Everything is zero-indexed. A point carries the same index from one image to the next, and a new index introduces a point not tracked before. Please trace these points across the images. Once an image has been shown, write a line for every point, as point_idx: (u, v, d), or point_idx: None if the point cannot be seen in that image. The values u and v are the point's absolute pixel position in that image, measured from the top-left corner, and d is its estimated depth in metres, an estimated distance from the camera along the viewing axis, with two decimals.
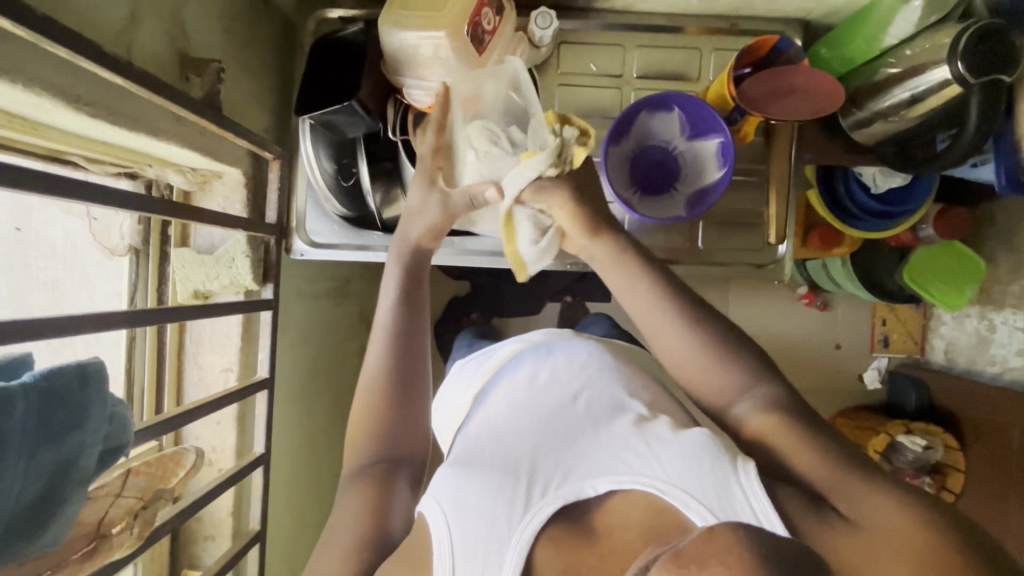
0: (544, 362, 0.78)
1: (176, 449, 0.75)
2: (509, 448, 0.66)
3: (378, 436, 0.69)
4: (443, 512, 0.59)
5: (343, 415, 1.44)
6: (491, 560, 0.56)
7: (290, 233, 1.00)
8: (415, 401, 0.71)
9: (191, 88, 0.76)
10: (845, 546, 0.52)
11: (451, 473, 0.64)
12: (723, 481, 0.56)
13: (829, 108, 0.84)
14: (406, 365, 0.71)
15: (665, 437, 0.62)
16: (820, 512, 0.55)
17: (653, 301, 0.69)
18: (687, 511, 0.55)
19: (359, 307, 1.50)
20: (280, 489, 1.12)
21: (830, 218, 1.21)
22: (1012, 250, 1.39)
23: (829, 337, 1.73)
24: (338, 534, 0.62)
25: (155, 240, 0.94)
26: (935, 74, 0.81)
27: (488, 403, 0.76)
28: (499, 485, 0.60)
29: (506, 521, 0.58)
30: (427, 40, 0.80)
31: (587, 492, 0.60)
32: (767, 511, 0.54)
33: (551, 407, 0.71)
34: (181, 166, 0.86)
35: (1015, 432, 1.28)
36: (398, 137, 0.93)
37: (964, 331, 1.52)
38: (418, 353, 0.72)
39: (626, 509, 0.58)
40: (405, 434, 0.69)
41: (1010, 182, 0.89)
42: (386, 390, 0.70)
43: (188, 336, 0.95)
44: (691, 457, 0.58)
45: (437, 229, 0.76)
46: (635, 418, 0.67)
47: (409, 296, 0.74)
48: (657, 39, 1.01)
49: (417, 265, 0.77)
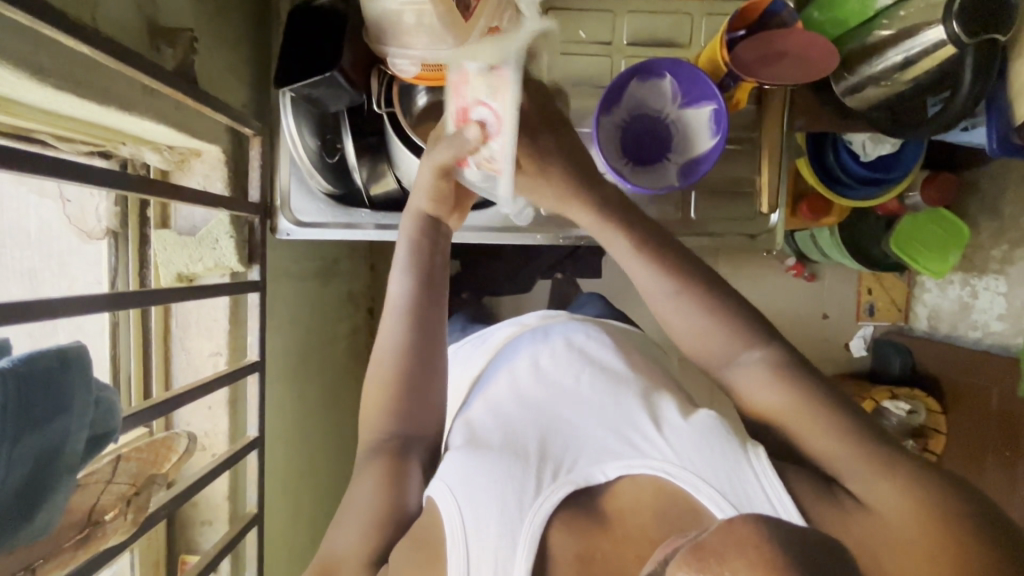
0: (544, 345, 0.79)
1: (166, 435, 0.74)
2: (513, 433, 0.66)
3: (391, 418, 0.70)
4: (454, 499, 0.59)
5: (335, 395, 1.44)
6: (503, 547, 0.56)
7: (274, 212, 0.97)
8: (430, 381, 0.72)
9: (163, 59, 0.72)
10: (840, 519, 0.54)
11: (458, 457, 0.63)
12: (736, 466, 0.57)
13: (817, 73, 0.83)
14: (421, 350, 0.72)
15: (675, 422, 0.63)
16: (827, 496, 0.56)
17: (649, 269, 0.67)
18: (700, 496, 0.56)
19: (346, 287, 1.48)
20: (275, 471, 1.11)
21: (821, 187, 1.25)
22: (995, 215, 1.43)
23: (816, 307, 1.76)
24: (356, 512, 0.64)
25: (134, 221, 0.89)
26: (929, 35, 0.81)
27: (490, 386, 0.76)
28: (508, 471, 0.60)
29: (517, 506, 0.58)
30: (410, 5, 0.76)
31: (597, 477, 0.61)
32: (782, 498, 0.55)
33: (558, 391, 0.71)
34: (157, 144, 0.83)
35: (994, 393, 1.34)
36: (383, 110, 0.90)
37: (947, 297, 1.57)
38: (433, 336, 0.73)
39: (636, 491, 0.59)
40: (417, 416, 0.71)
41: (1001, 145, 0.88)
42: (403, 373, 0.71)
43: (173, 320, 0.92)
44: (702, 442, 0.60)
45: (440, 189, 0.74)
46: (642, 396, 0.68)
47: (424, 277, 0.73)
48: (649, 3, 0.98)
49: (432, 245, 0.75)
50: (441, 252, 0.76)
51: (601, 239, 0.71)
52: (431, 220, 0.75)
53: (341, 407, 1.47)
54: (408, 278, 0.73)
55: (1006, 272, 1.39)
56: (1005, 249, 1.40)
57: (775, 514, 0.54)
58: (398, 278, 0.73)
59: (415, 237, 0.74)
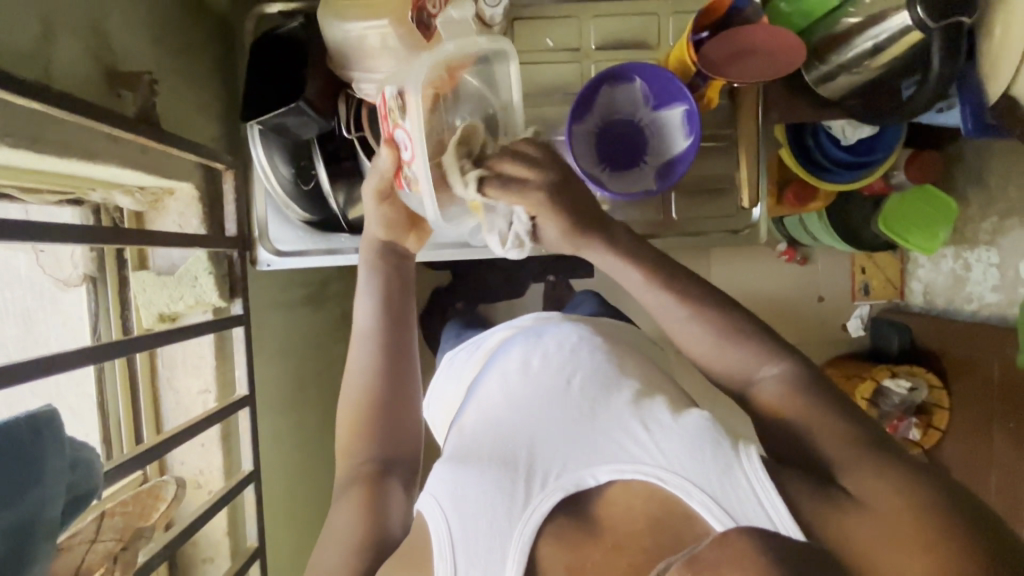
0: (535, 346, 0.76)
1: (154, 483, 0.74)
2: (503, 439, 0.65)
3: (371, 441, 0.72)
4: (442, 513, 0.60)
5: (334, 416, 1.43)
6: (493, 559, 0.57)
7: (254, 244, 0.97)
8: (406, 401, 0.74)
9: (123, 104, 0.71)
10: (841, 522, 0.53)
11: (447, 470, 0.64)
12: (728, 470, 0.56)
13: (778, 73, 0.82)
14: (393, 367, 0.74)
15: (666, 422, 0.62)
16: (826, 495, 0.55)
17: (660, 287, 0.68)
18: (691, 502, 0.56)
19: (338, 307, 1.48)
20: (276, 499, 1.11)
21: (802, 172, 1.25)
22: (982, 187, 1.44)
23: (811, 290, 1.75)
24: (337, 538, 0.65)
25: (112, 265, 0.89)
26: (896, 21, 0.81)
27: (480, 391, 0.74)
28: (497, 481, 0.60)
29: (506, 517, 0.59)
30: (372, 29, 0.77)
31: (587, 481, 0.60)
32: (773, 500, 0.54)
33: (543, 394, 0.69)
34: (127, 186, 0.82)
35: (995, 363, 1.35)
36: (353, 135, 0.88)
37: (941, 271, 1.58)
38: (406, 357, 0.75)
39: (628, 498, 0.59)
40: (394, 437, 0.73)
41: (976, 125, 0.88)
42: (375, 396, 0.73)
43: (160, 361, 0.91)
44: (691, 445, 0.59)
45: (393, 217, 0.74)
46: (633, 398, 0.66)
47: (389, 299, 0.75)
48: (615, 6, 0.98)
49: (389, 266, 0.76)
50: (407, 276, 0.77)
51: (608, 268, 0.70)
52: (385, 247, 0.76)
53: None
54: (376, 298, 0.75)
55: (998, 243, 1.41)
56: (995, 221, 1.41)
57: (770, 524, 0.53)
58: (365, 299, 0.75)
59: (375, 264, 0.75)
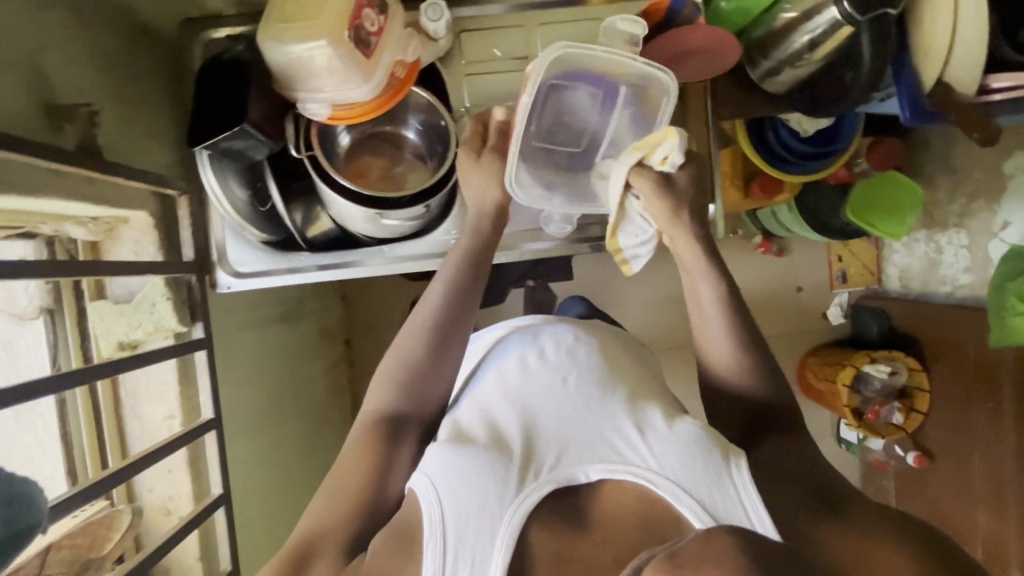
0: (532, 346, 0.74)
1: (106, 513, 0.86)
2: (496, 425, 0.65)
3: (400, 399, 0.72)
4: (435, 493, 0.60)
5: (316, 432, 1.43)
6: (480, 541, 0.58)
7: (212, 267, 0.95)
8: (445, 372, 0.75)
9: (63, 136, 0.71)
10: (815, 532, 0.59)
11: (442, 448, 0.64)
12: (718, 479, 0.60)
13: (721, 68, 0.86)
14: (440, 343, 0.74)
15: (659, 428, 0.64)
16: (813, 510, 0.62)
17: (711, 306, 0.77)
18: (680, 506, 0.59)
19: (316, 323, 1.48)
20: (253, 519, 1.11)
21: (766, 166, 1.25)
22: (948, 171, 1.46)
23: (789, 281, 1.76)
24: (342, 483, 0.67)
25: (68, 296, 0.89)
26: (824, 17, 0.83)
27: (479, 389, 0.72)
28: (489, 465, 0.61)
29: (497, 502, 0.59)
30: (310, 50, 0.77)
31: (579, 478, 0.62)
32: (759, 512, 0.58)
33: (546, 394, 0.67)
34: (79, 217, 0.83)
35: (971, 345, 1.37)
36: (302, 154, 0.89)
37: (915, 256, 1.59)
38: (461, 334, 0.76)
39: (620, 497, 0.61)
40: (421, 402, 0.73)
41: (914, 112, 0.85)
42: (422, 358, 0.74)
43: (123, 389, 0.91)
44: (687, 452, 0.61)
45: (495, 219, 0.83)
46: (629, 400, 0.67)
47: (467, 283, 0.78)
48: (560, 14, 0.99)
49: (477, 251, 0.80)
50: (483, 273, 0.80)
51: (685, 267, 0.80)
52: (480, 240, 0.81)
53: (323, 443, 1.47)
54: (447, 278, 0.78)
55: (967, 225, 1.42)
56: (964, 203, 1.43)
57: (750, 526, 0.58)
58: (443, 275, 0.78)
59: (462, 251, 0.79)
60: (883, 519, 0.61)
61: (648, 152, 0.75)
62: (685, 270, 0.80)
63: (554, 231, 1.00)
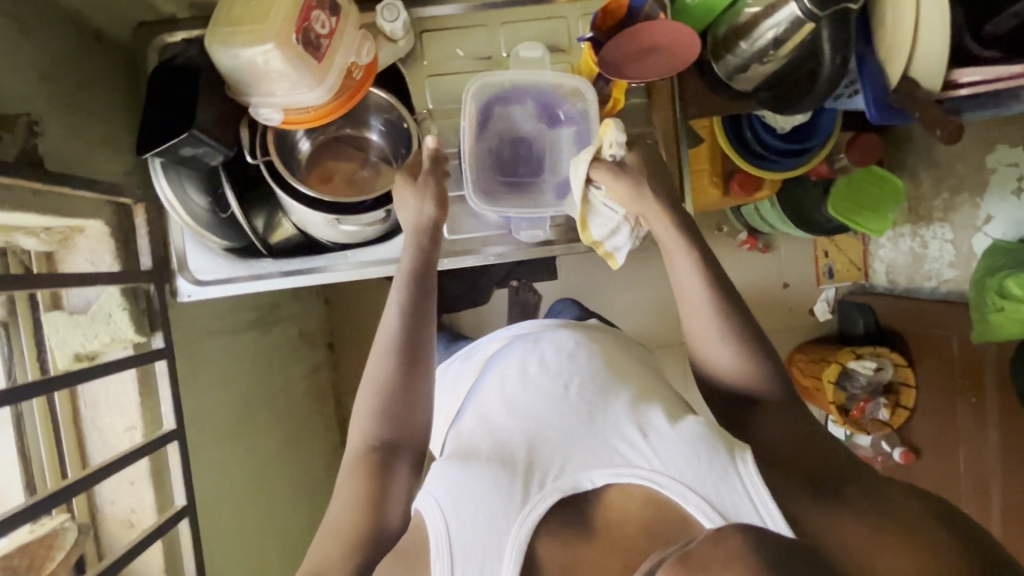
0: (532, 351, 0.74)
1: (54, 530, 0.85)
2: (501, 440, 0.64)
3: (381, 428, 0.70)
4: (443, 515, 0.58)
5: (295, 437, 1.42)
6: (488, 558, 0.57)
7: (172, 274, 0.93)
8: (418, 392, 0.73)
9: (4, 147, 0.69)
10: (827, 530, 0.57)
11: (450, 469, 0.62)
12: (723, 473, 0.58)
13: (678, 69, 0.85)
14: (407, 371, 0.73)
15: (661, 428, 0.62)
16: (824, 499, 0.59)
17: (695, 296, 0.73)
18: (687, 505, 0.57)
19: (293, 327, 1.46)
20: (224, 528, 1.10)
21: (742, 162, 1.24)
22: (931, 164, 1.44)
23: (776, 276, 1.73)
24: (338, 526, 0.65)
25: (24, 307, 0.88)
26: (785, 13, 0.81)
27: (479, 395, 0.73)
28: (494, 479, 0.59)
29: (503, 516, 0.58)
30: (258, 55, 0.75)
31: (585, 484, 0.60)
32: (772, 512, 0.56)
33: (543, 398, 0.67)
34: (30, 228, 0.81)
35: (954, 340, 1.36)
36: (260, 160, 0.87)
37: (900, 251, 1.57)
38: (424, 356, 0.74)
39: (626, 501, 0.59)
40: (401, 425, 0.71)
41: (878, 108, 0.86)
42: (392, 382, 0.72)
43: (82, 401, 0.90)
44: (690, 451, 0.59)
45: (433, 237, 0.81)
46: (631, 404, 0.66)
47: (418, 295, 0.77)
48: (523, 12, 0.96)
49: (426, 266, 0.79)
50: (431, 286, 0.78)
51: (665, 248, 0.75)
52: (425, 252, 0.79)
53: (302, 448, 1.45)
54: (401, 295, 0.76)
55: (951, 219, 1.41)
56: (947, 197, 1.41)
57: (763, 524, 0.55)
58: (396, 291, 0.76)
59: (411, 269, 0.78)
60: (876, 515, 0.58)
61: (600, 142, 0.78)
62: (664, 248, 0.75)
63: (525, 237, 0.96)
